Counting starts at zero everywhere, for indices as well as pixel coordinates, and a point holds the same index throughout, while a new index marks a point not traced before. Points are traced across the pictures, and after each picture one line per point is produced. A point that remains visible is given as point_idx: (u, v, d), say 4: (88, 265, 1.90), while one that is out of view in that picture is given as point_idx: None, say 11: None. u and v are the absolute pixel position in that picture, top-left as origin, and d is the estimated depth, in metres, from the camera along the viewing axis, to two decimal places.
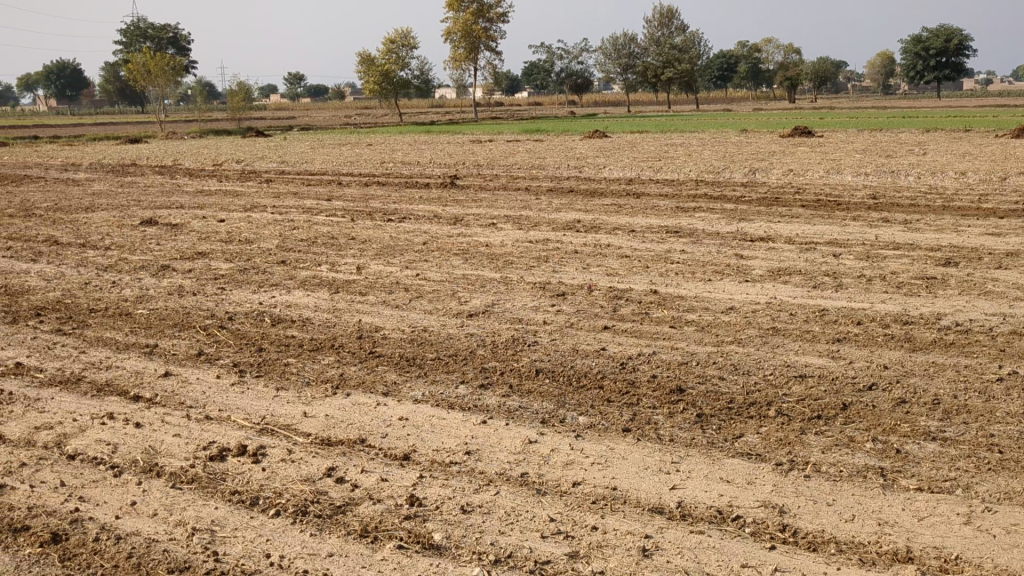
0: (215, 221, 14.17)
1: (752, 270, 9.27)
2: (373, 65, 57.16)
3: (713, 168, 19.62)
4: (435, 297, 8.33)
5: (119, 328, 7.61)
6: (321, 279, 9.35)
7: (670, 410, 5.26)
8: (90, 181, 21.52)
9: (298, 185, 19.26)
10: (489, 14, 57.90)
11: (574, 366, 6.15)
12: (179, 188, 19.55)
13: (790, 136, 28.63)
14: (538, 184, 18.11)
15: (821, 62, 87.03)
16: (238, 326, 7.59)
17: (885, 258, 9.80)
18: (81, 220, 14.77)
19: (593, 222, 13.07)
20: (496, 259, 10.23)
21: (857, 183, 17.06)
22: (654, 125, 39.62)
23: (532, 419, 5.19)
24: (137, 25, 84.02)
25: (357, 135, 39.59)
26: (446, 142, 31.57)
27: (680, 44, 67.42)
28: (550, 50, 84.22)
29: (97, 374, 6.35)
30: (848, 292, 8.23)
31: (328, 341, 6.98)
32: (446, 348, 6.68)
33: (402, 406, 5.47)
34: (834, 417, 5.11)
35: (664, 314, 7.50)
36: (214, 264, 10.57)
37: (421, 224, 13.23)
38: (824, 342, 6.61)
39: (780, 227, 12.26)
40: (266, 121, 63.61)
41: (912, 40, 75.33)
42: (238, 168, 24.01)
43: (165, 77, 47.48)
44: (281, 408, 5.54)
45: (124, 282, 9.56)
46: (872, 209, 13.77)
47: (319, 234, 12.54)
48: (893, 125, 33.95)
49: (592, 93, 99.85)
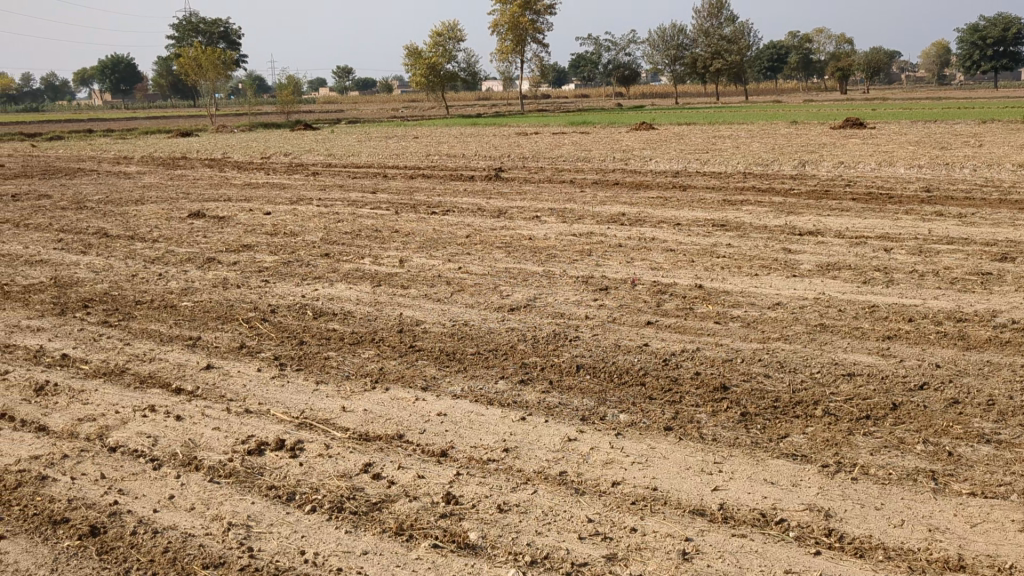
0: (261, 213, 14.28)
1: (800, 265, 9.08)
2: (420, 58, 57.31)
3: (762, 161, 19.34)
4: (476, 291, 8.28)
5: (163, 320, 7.68)
6: (363, 272, 9.36)
7: (713, 409, 5.15)
8: (141, 174, 21.83)
9: (344, 178, 19.36)
10: (536, 7, 57.72)
11: (615, 362, 6.05)
12: (227, 181, 19.75)
13: (841, 128, 28.15)
14: (584, 177, 18.00)
15: (874, 52, 85.53)
16: (280, 318, 7.62)
17: (938, 253, 9.56)
18: (131, 212, 14.97)
19: (638, 215, 12.95)
20: (540, 252, 10.15)
21: (910, 175, 16.69)
22: (702, 117, 39.18)
23: (572, 416, 5.12)
24: (189, 21, 85.19)
25: (404, 127, 39.75)
26: (491, 134, 31.56)
27: (730, 35, 66.69)
28: (598, 42, 83.80)
29: (140, 366, 6.40)
30: (899, 287, 8.03)
31: (369, 335, 6.97)
32: (487, 342, 6.63)
33: (441, 401, 5.43)
34: (883, 417, 4.96)
35: (709, 310, 7.37)
36: (260, 256, 10.64)
37: (465, 217, 13.19)
38: (874, 339, 6.44)
39: (830, 221, 12.01)
40: (314, 114, 64.08)
41: (969, 29, 73.74)
42: (285, 161, 24.20)
43: (215, 72, 47.95)
44: (320, 402, 5.53)
45: (170, 275, 9.65)
46: (925, 202, 13.46)
47: (363, 227, 12.58)
48: (948, 117, 33.23)
49: (639, 85, 99.24)
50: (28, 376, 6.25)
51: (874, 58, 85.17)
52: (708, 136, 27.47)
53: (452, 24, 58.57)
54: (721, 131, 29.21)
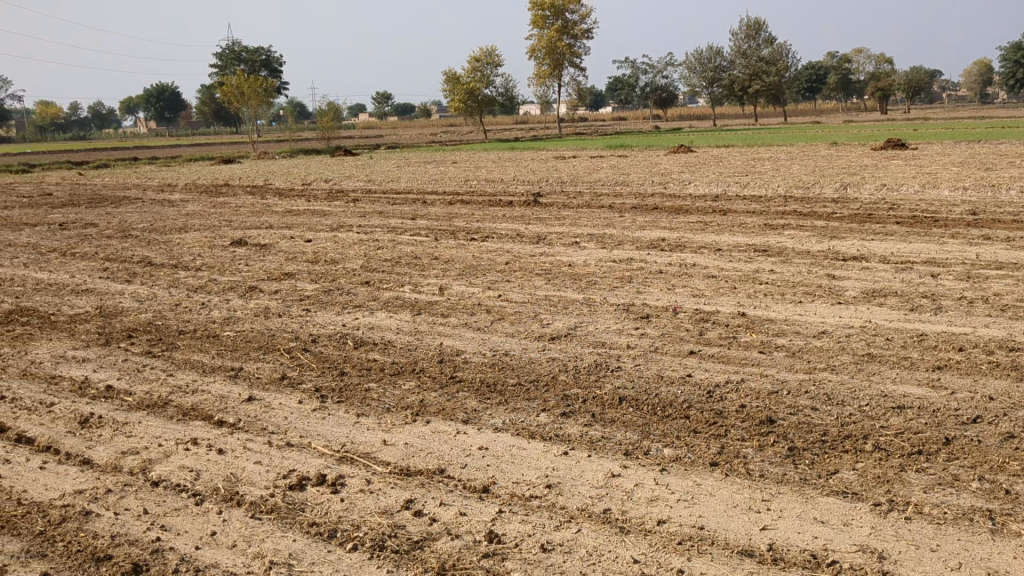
0: (302, 241, 14.39)
1: (845, 291, 8.94)
2: (459, 83, 57.72)
3: (803, 184, 19.13)
4: (517, 319, 8.24)
5: (205, 351, 7.73)
6: (403, 301, 9.37)
7: (760, 443, 5.06)
8: (184, 202, 22.13)
9: (383, 204, 19.48)
10: (574, 31, 57.92)
11: (658, 394, 5.97)
12: (268, 207, 19.96)
13: (882, 149, 27.84)
14: (622, 201, 17.94)
15: (915, 71, 84.93)
16: (321, 348, 7.63)
17: (987, 278, 9.36)
18: (174, 240, 15.15)
19: (678, 240, 12.86)
20: (580, 279, 10.10)
21: (955, 198, 16.41)
22: (741, 139, 38.98)
23: (615, 451, 5.05)
24: (231, 49, 86.48)
25: (443, 152, 39.98)
26: (529, 159, 31.60)
27: (767, 56, 66.47)
28: (635, 65, 83.89)
29: (183, 398, 6.43)
30: (948, 315, 7.86)
31: (409, 365, 6.95)
32: (528, 373, 6.57)
33: (482, 435, 5.38)
34: (936, 452, 4.83)
35: (753, 339, 7.27)
36: (300, 284, 10.70)
37: (504, 243, 13.19)
38: (923, 370, 6.29)
39: (874, 245, 11.83)
40: (354, 140, 64.67)
41: (1011, 46, 72.96)
42: (326, 188, 24.38)
43: (257, 99, 48.67)
44: (362, 434, 5.51)
45: (212, 304, 9.73)
46: (971, 225, 13.23)
47: (403, 254, 12.62)
48: (992, 136, 32.78)
49: (677, 109, 99.09)
50: (73, 408, 6.30)
51: (915, 76, 84.34)
52: (748, 158, 27.29)
53: (489, 49, 58.86)
54: (760, 154, 29.02)
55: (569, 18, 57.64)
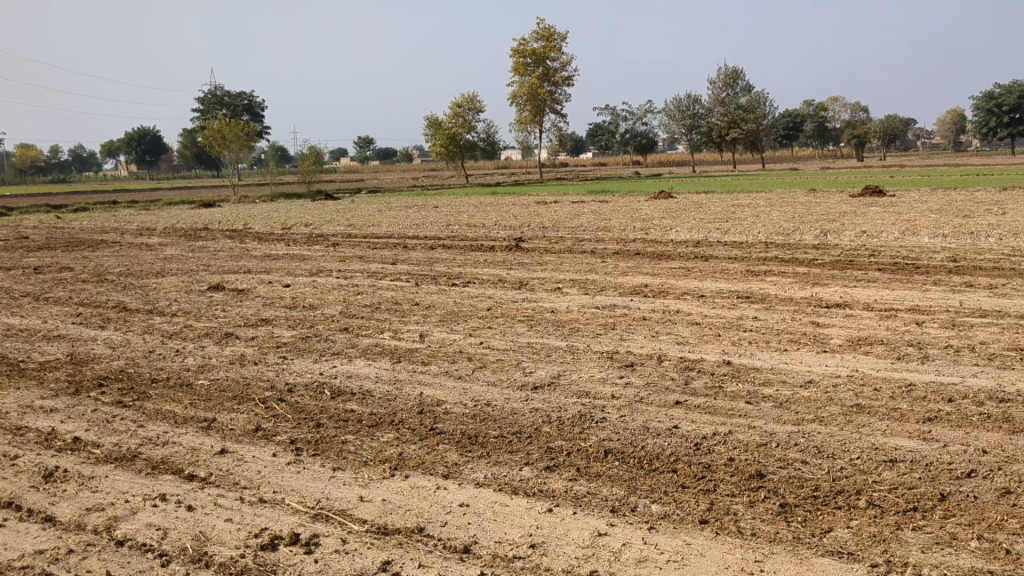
0: (280, 286, 14.20)
1: (831, 339, 8.84)
2: (441, 128, 57.98)
3: (784, 230, 19.17)
4: (499, 368, 8.07)
5: (178, 400, 7.50)
6: (383, 348, 9.19)
7: (750, 499, 4.91)
8: (162, 246, 21.87)
9: (364, 249, 19.31)
10: (555, 78, 58.45)
11: (644, 447, 5.79)
12: (247, 252, 19.75)
13: (860, 195, 28.04)
14: (604, 247, 17.89)
15: (889, 119, 86.37)
16: (297, 398, 7.42)
17: (972, 326, 9.30)
18: (150, 285, 14.92)
19: (661, 286, 12.76)
20: (563, 326, 9.95)
21: (935, 244, 16.44)
22: (722, 185, 39.24)
23: (601, 508, 4.87)
24: (214, 93, 86.72)
25: (425, 197, 40.01)
26: (511, 203, 31.67)
27: (745, 104, 67.32)
28: (615, 112, 84.77)
29: (153, 451, 6.21)
30: (936, 364, 7.74)
31: (387, 417, 6.74)
32: (510, 424, 6.39)
33: (463, 491, 5.20)
34: (932, 509, 4.69)
35: (739, 388, 7.12)
36: (278, 331, 10.49)
37: (485, 289, 13.06)
38: (913, 422, 6.16)
39: (857, 292, 11.78)
40: (336, 184, 64.66)
41: (984, 96, 74.45)
42: (306, 232, 24.21)
43: (238, 143, 48.75)
44: (338, 490, 5.31)
45: (187, 351, 9.51)
46: (952, 272, 13.21)
47: (383, 300, 12.45)
48: (968, 183, 33.15)
49: (656, 155, 99.97)
50: (37, 461, 6.05)
51: (890, 123, 85.65)
52: (729, 204, 27.41)
53: (471, 95, 59.27)
54: (740, 200, 29.19)
55: (550, 65, 58.19)
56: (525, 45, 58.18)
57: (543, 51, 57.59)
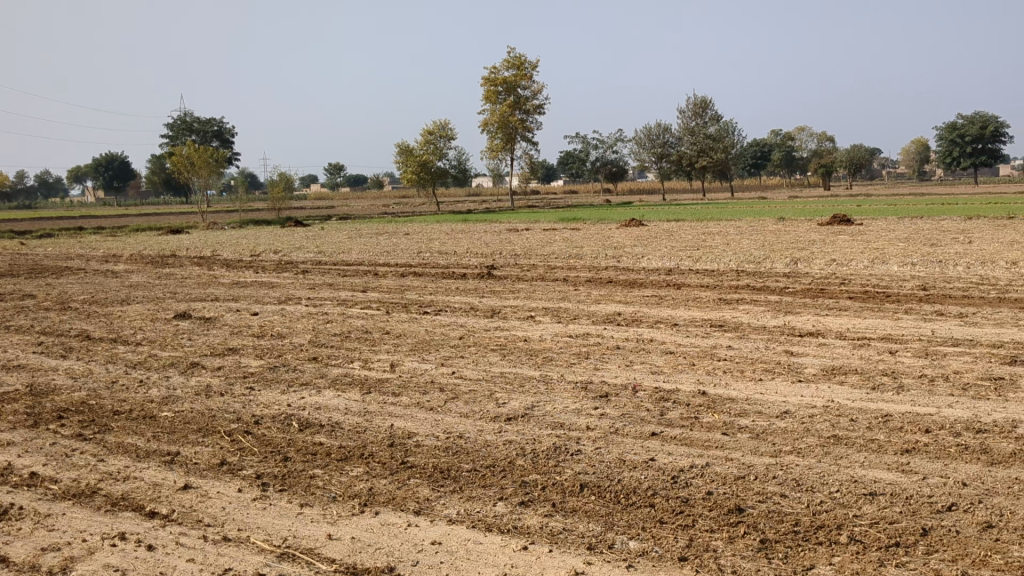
0: (248, 314, 14.00)
1: (805, 369, 8.79)
2: (412, 156, 57.92)
3: (754, 258, 19.23)
4: (471, 399, 7.91)
5: (140, 433, 7.28)
6: (352, 378, 9.01)
7: (730, 534, 4.81)
8: (128, 273, 21.53)
9: (334, 276, 19.12)
10: (527, 106, 58.61)
11: (620, 481, 5.67)
12: (215, 279, 19.50)
13: (829, 223, 28.29)
14: (576, 274, 17.83)
15: (855, 149, 87.48)
16: (264, 431, 7.22)
17: (945, 355, 9.28)
18: (114, 313, 14.63)
19: (635, 314, 12.69)
20: (536, 355, 9.83)
21: (904, 273, 16.53)
22: (692, 213, 39.46)
23: (578, 545, 4.75)
24: (183, 120, 86.24)
25: (396, 224, 39.87)
26: (482, 231, 31.61)
27: (714, 133, 67.98)
28: (586, 140, 85.32)
29: (113, 486, 6.00)
30: (911, 394, 7.69)
31: (357, 450, 6.57)
32: (483, 457, 6.25)
33: (435, 528, 5.05)
34: (914, 545, 4.63)
35: (715, 420, 7.02)
36: (245, 361, 10.29)
37: (457, 317, 12.92)
38: (891, 453, 6.08)
39: (829, 321, 11.76)
40: (306, 211, 64.32)
41: (947, 126, 75.61)
42: (275, 259, 23.98)
43: (207, 169, 48.36)
44: (305, 527, 5.15)
45: (152, 381, 9.27)
46: (923, 301, 13.25)
47: (353, 328, 12.27)
48: (935, 211, 33.53)
49: (626, 183, 100.54)
50: None
51: (856, 153, 86.78)
52: (700, 232, 27.52)
53: (443, 123, 59.39)
54: (711, 228, 29.33)
55: (521, 94, 58.38)
56: (496, 73, 58.39)
57: (513, 79, 57.83)
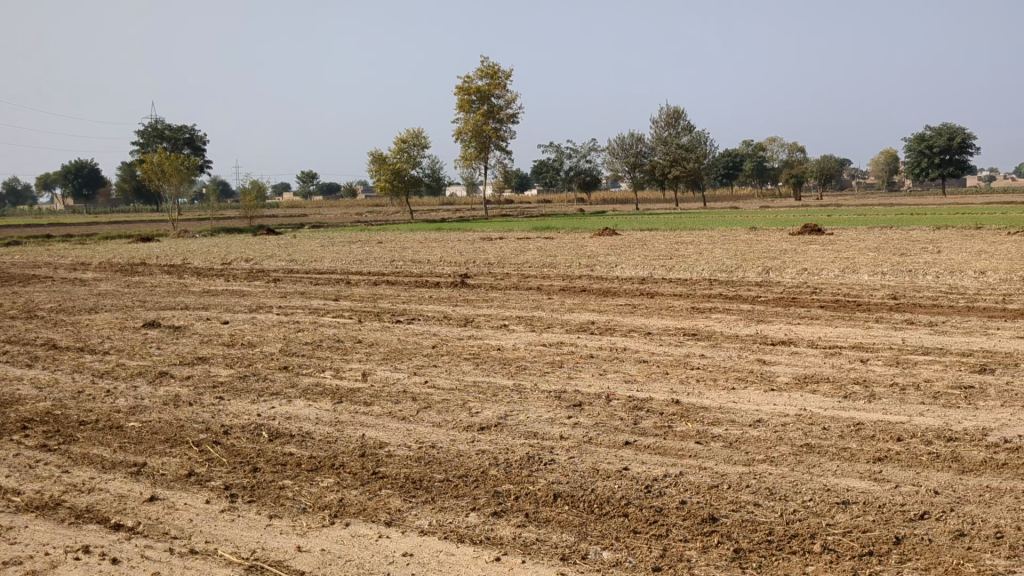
0: (219, 322, 13.87)
1: (778, 377, 8.81)
2: (385, 164, 57.75)
3: (726, 267, 19.32)
4: (444, 408, 7.85)
5: (107, 444, 7.15)
6: (323, 388, 8.91)
7: (703, 544, 4.78)
8: (97, 281, 21.26)
9: (306, 285, 18.98)
10: (500, 115, 58.68)
11: (594, 491, 5.63)
12: (185, 287, 19.30)
13: (800, 233, 28.52)
14: (549, 283, 17.83)
15: (825, 159, 88.29)
16: (233, 441, 7.12)
17: (916, 364, 9.33)
18: (82, 322, 14.43)
19: (608, 323, 12.68)
20: (509, 364, 9.78)
21: (874, 282, 16.67)
22: (666, 223, 39.68)
23: (551, 556, 4.71)
24: (154, 127, 85.55)
25: (370, 232, 39.76)
26: (455, 239, 31.55)
27: (686, 143, 68.54)
28: (559, 149, 85.64)
29: (78, 498, 5.88)
30: (883, 403, 7.71)
31: (328, 461, 6.48)
32: (456, 467, 6.19)
33: (407, 539, 4.98)
34: (888, 554, 4.62)
35: (689, 429, 7.00)
36: (215, 370, 10.16)
37: (430, 326, 12.85)
38: (864, 462, 6.09)
39: (801, 330, 11.80)
40: (278, 219, 63.90)
41: (915, 138, 76.55)
42: (247, 267, 23.78)
43: (178, 177, 47.94)
44: (274, 540, 5.07)
45: (119, 391, 9.13)
46: (893, 310, 13.34)
47: (324, 337, 12.17)
48: (905, 222, 33.89)
49: (600, 192, 100.88)
50: None
51: (826, 163, 87.61)
52: (672, 242, 27.64)
53: (417, 131, 59.36)
54: (684, 237, 29.47)
55: (494, 103, 58.46)
56: (469, 82, 58.47)
57: (487, 89, 57.90)
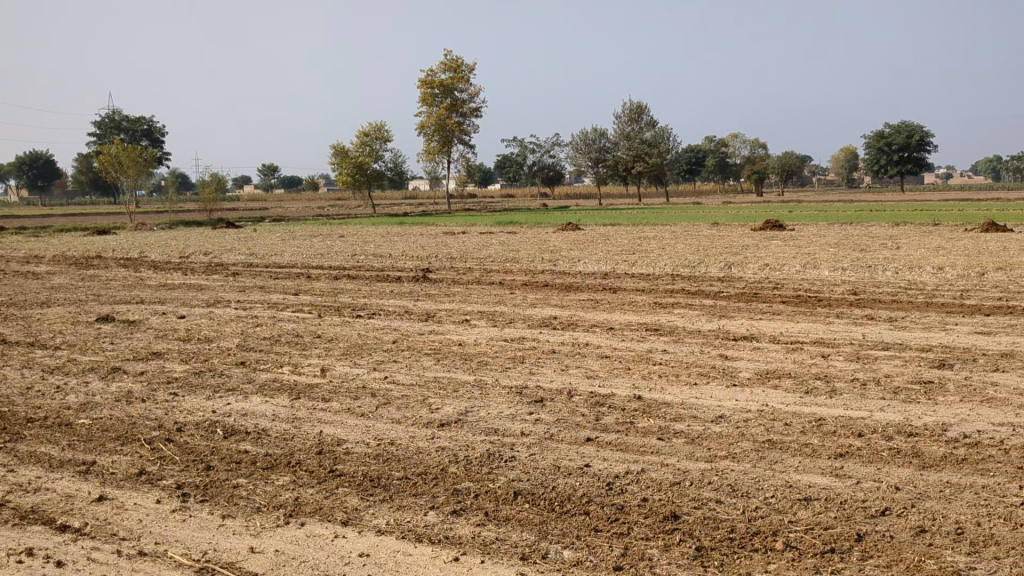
0: (175, 317, 13.61)
1: (739, 373, 8.79)
2: (347, 157, 57.30)
3: (689, 262, 19.36)
4: (404, 404, 7.72)
5: (55, 442, 6.94)
6: (281, 384, 8.73)
7: (665, 542, 4.71)
8: (50, 274, 20.82)
9: (265, 279, 18.72)
10: (463, 109, 58.49)
11: (555, 488, 5.55)
12: (141, 281, 18.93)
13: (761, 228, 28.71)
14: (512, 278, 17.73)
15: (786, 156, 89.02)
16: (187, 439, 6.94)
17: (876, 359, 9.36)
18: (33, 316, 14.09)
19: (570, 318, 12.62)
20: (470, 359, 9.67)
21: (835, 277, 16.77)
22: (628, 218, 39.90)
23: (510, 555, 4.61)
24: (112, 119, 84.17)
25: (332, 226, 39.44)
26: (418, 234, 31.36)
27: (650, 139, 69.74)
28: (522, 145, 86.57)
29: (23, 498, 5.69)
30: (843, 398, 7.71)
31: (284, 459, 6.34)
32: (415, 464, 6.08)
33: (363, 539, 4.86)
34: (849, 551, 4.60)
35: (651, 425, 6.94)
36: (170, 365, 9.95)
37: (391, 321, 12.70)
38: (825, 458, 6.07)
39: (762, 325, 11.83)
40: (238, 212, 63.15)
41: (874, 135, 77.50)
42: (205, 261, 23.41)
43: (136, 169, 47.11)
44: (227, 540, 4.93)
45: (70, 387, 8.90)
46: (853, 305, 13.43)
47: (283, 332, 11.98)
48: (866, 218, 34.23)
49: (563, 188, 101.04)
50: None
51: (787, 160, 88.36)
52: (635, 237, 27.70)
53: (379, 124, 58.97)
54: (647, 232, 29.56)
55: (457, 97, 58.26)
56: (431, 76, 58.20)
57: (449, 82, 57.67)
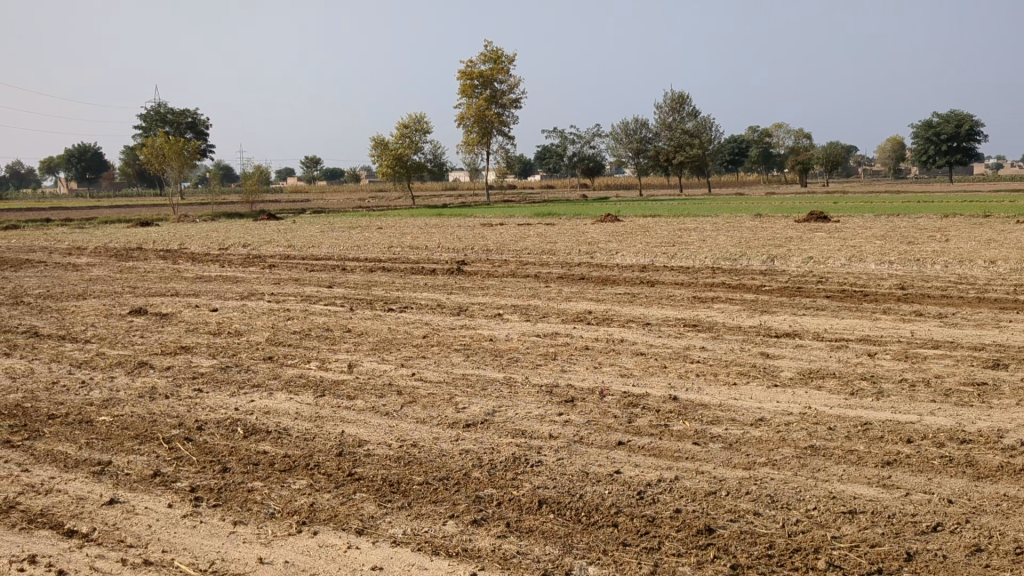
0: (207, 310, 13.49)
1: (781, 372, 8.41)
2: (387, 150, 57.20)
3: (730, 255, 18.90)
4: (430, 403, 7.46)
5: (74, 440, 6.79)
6: (306, 380, 8.53)
7: (698, 559, 4.40)
8: (90, 266, 20.86)
9: (300, 272, 18.59)
10: (502, 100, 58.19)
11: (583, 497, 5.25)
12: (178, 273, 18.89)
13: (805, 220, 28.06)
14: (548, 270, 17.44)
15: (832, 147, 87.22)
16: (206, 438, 6.75)
17: (926, 359, 8.91)
18: (68, 309, 14.06)
19: (606, 313, 12.27)
20: (500, 356, 9.39)
21: (882, 271, 16.23)
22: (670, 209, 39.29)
23: (532, 571, 4.34)
24: (157, 111, 84.97)
25: (371, 217, 39.40)
26: (455, 226, 31.17)
27: (692, 128, 67.94)
28: (564, 136, 85.61)
29: (34, 501, 5.51)
30: (891, 400, 7.31)
31: (303, 461, 6.10)
32: (437, 468, 5.82)
33: (377, 550, 4.61)
34: (898, 572, 4.25)
35: (686, 428, 6.62)
36: (197, 360, 9.80)
37: (423, 315, 12.46)
38: (872, 466, 5.71)
39: (805, 321, 11.40)
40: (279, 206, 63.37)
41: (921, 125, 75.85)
42: (243, 253, 23.39)
43: (179, 160, 47.31)
44: (236, 549, 4.72)
45: (95, 382, 8.76)
46: (901, 300, 12.92)
47: (314, 326, 11.79)
48: (915, 209, 33.31)
49: (603, 179, 100.31)
50: None
51: (832, 151, 86.89)
52: (676, 228, 27.26)
53: (418, 116, 59.14)
54: (688, 224, 29.07)
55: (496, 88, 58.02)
56: (472, 66, 58.01)
57: (489, 74, 57.38)
